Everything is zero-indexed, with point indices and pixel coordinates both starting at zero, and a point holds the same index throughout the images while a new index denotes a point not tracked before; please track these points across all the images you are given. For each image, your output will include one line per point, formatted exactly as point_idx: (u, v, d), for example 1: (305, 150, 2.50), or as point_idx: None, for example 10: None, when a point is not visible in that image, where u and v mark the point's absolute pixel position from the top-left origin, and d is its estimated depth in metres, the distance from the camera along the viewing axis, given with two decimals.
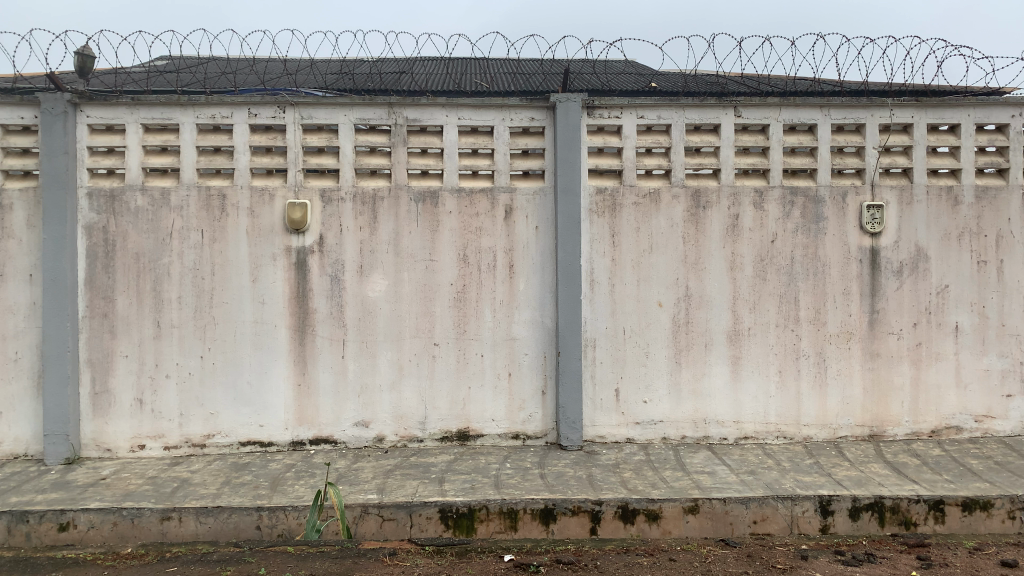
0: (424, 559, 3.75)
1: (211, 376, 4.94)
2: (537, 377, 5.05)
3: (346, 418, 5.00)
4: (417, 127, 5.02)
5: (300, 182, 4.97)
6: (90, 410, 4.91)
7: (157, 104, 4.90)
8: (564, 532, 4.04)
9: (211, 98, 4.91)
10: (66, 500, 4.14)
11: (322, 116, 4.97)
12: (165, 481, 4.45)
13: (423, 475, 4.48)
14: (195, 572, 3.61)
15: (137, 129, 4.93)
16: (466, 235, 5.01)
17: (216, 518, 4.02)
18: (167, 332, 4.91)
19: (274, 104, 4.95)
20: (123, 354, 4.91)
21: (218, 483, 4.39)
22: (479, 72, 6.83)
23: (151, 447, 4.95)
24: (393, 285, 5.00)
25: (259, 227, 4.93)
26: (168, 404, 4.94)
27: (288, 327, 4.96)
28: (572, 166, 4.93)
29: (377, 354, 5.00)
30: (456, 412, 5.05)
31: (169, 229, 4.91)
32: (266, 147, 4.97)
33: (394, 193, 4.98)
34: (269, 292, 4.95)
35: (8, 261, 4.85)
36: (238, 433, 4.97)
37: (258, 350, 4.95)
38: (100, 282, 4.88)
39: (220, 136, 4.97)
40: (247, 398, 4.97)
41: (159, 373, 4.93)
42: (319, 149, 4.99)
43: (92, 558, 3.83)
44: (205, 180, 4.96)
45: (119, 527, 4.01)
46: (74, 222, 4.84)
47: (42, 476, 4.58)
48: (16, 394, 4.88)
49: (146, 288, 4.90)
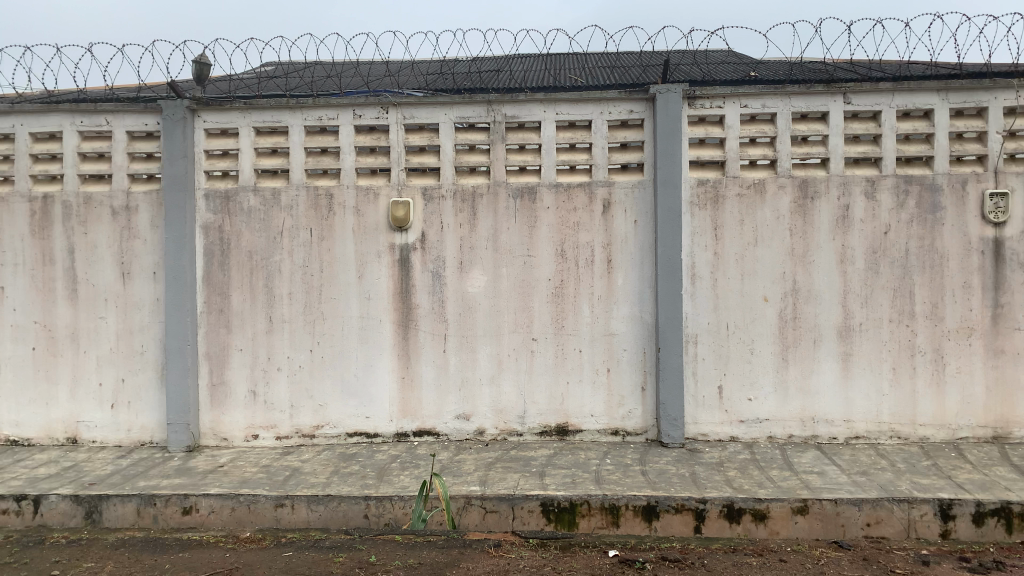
0: (528, 552, 3.78)
1: (319, 368, 5.12)
2: (637, 373, 5.00)
3: (448, 411, 5.10)
4: (515, 123, 5.05)
5: (402, 181, 5.08)
6: (209, 401, 5.18)
7: (268, 108, 5.11)
8: (668, 530, 3.99)
9: (318, 101, 5.08)
10: (189, 485, 4.38)
11: (423, 116, 5.07)
12: (278, 470, 4.64)
13: (524, 468, 4.51)
14: (310, 556, 3.76)
15: (250, 133, 5.16)
16: (565, 230, 5.01)
17: (326, 506, 4.17)
18: (278, 327, 5.12)
19: (377, 105, 5.08)
20: (238, 347, 5.14)
21: (327, 472, 4.54)
22: (577, 67, 6.81)
23: (264, 436, 5.17)
24: (492, 280, 5.05)
25: (364, 225, 5.07)
26: (280, 396, 5.15)
27: (392, 322, 5.08)
28: (672, 159, 4.86)
29: (476, 349, 5.07)
30: (555, 408, 5.06)
31: (280, 228, 5.11)
32: (370, 147, 5.11)
33: (494, 190, 5.03)
34: (374, 288, 5.08)
35: (134, 259, 5.16)
36: (345, 425, 5.14)
37: (363, 343, 5.10)
38: (217, 279, 5.13)
39: (326, 137, 5.14)
40: (353, 391, 5.12)
41: (271, 365, 5.14)
42: (420, 147, 5.09)
43: (214, 541, 4.04)
44: (312, 180, 5.14)
45: (237, 513, 4.21)
46: (193, 222, 5.10)
47: (166, 462, 4.86)
48: (142, 384, 5.19)
49: (259, 285, 5.12)
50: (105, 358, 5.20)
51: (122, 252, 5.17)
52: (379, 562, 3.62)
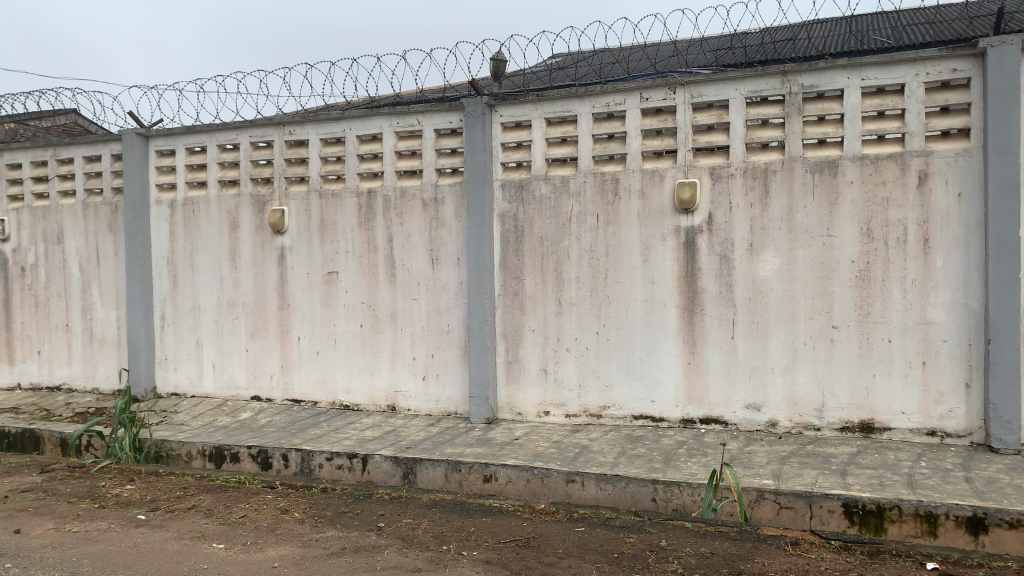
0: (830, 553, 3.52)
1: (606, 350, 5.22)
2: (959, 366, 4.44)
3: (738, 400, 4.92)
4: (813, 93, 4.70)
5: (689, 161, 4.98)
6: (505, 378, 5.51)
7: (558, 97, 5.28)
8: (999, 546, 3.51)
9: (605, 87, 5.14)
10: (489, 455, 4.71)
11: (712, 92, 4.91)
12: (569, 447, 4.81)
13: (822, 465, 4.22)
14: (601, 535, 3.84)
15: (541, 123, 5.37)
16: (871, 207, 4.58)
17: (614, 486, 4.25)
18: (568, 309, 5.30)
19: (664, 86, 5.01)
20: (531, 328, 5.41)
21: (615, 453, 4.62)
22: (883, 28, 6.19)
23: (555, 414, 5.39)
24: (786, 263, 4.77)
25: (650, 209, 5.06)
26: (569, 376, 5.33)
27: (679, 306, 5.02)
28: (1007, 120, 4.22)
29: (769, 336, 4.83)
30: (859, 402, 4.66)
31: (569, 215, 5.27)
32: (657, 129, 5.07)
33: (788, 166, 4.75)
34: (660, 270, 5.05)
35: (441, 246, 5.65)
36: (632, 408, 5.18)
37: (650, 328, 5.10)
38: (512, 265, 5.44)
39: (614, 122, 5.20)
40: (640, 373, 5.14)
41: (561, 346, 5.34)
42: (709, 126, 4.94)
43: (513, 508, 4.30)
44: (600, 165, 5.23)
45: (532, 485, 4.45)
46: (492, 211, 5.44)
47: (469, 433, 5.26)
48: (448, 360, 5.67)
49: (550, 269, 5.34)
50: (418, 336, 5.76)
51: (430, 240, 5.68)
52: (668, 547, 3.61)
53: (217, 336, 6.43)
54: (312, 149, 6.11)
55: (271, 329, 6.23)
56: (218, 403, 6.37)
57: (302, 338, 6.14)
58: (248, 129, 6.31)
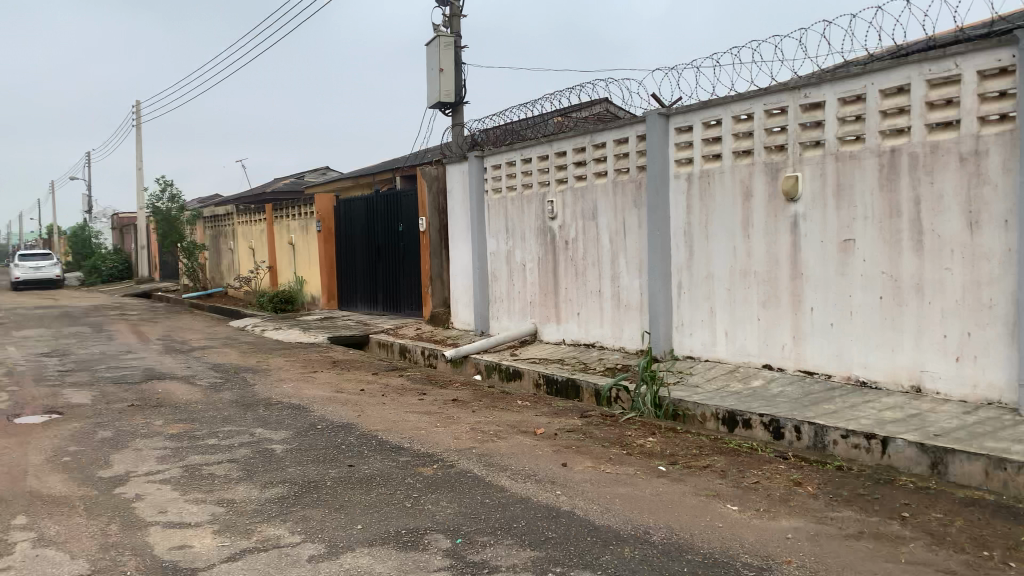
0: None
1: (890, 314, 5.09)
2: None
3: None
4: None
5: (978, 129, 4.61)
6: (795, 339, 5.70)
7: (844, 79, 5.26)
8: None
9: (889, 63, 4.98)
10: (748, 404, 5.12)
11: (1004, 57, 4.46)
12: (830, 405, 4.94)
13: None
14: (795, 474, 4.13)
15: (829, 102, 5.39)
16: None
17: (844, 442, 4.39)
18: (854, 273, 5.29)
19: (952, 57, 4.69)
20: (819, 291, 5.51)
21: (868, 415, 4.65)
22: None
23: (840, 377, 5.42)
24: None
25: (937, 172, 4.81)
26: (854, 341, 5.31)
27: (967, 268, 4.68)
28: None
29: None
30: None
31: (854, 188, 5.27)
32: (944, 98, 4.77)
33: None
34: (947, 230, 4.77)
35: (740, 217, 6.04)
36: (916, 375, 4.98)
37: (935, 293, 4.85)
38: (802, 232, 5.60)
39: (900, 96, 5.01)
40: (926, 339, 4.91)
41: (846, 310, 5.34)
42: (1001, 91, 4.49)
43: (748, 447, 4.71)
44: (885, 140, 5.09)
45: (774, 432, 4.78)
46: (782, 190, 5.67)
47: (750, 387, 5.64)
48: (745, 319, 6.04)
49: (836, 236, 5.39)
50: (721, 297, 6.23)
51: (731, 213, 6.11)
52: (850, 496, 3.77)
53: (569, 302, 7.71)
54: (633, 145, 6.91)
55: (606, 290, 7.24)
56: (578, 346, 7.59)
57: (628, 294, 7.01)
58: (590, 134, 7.38)
